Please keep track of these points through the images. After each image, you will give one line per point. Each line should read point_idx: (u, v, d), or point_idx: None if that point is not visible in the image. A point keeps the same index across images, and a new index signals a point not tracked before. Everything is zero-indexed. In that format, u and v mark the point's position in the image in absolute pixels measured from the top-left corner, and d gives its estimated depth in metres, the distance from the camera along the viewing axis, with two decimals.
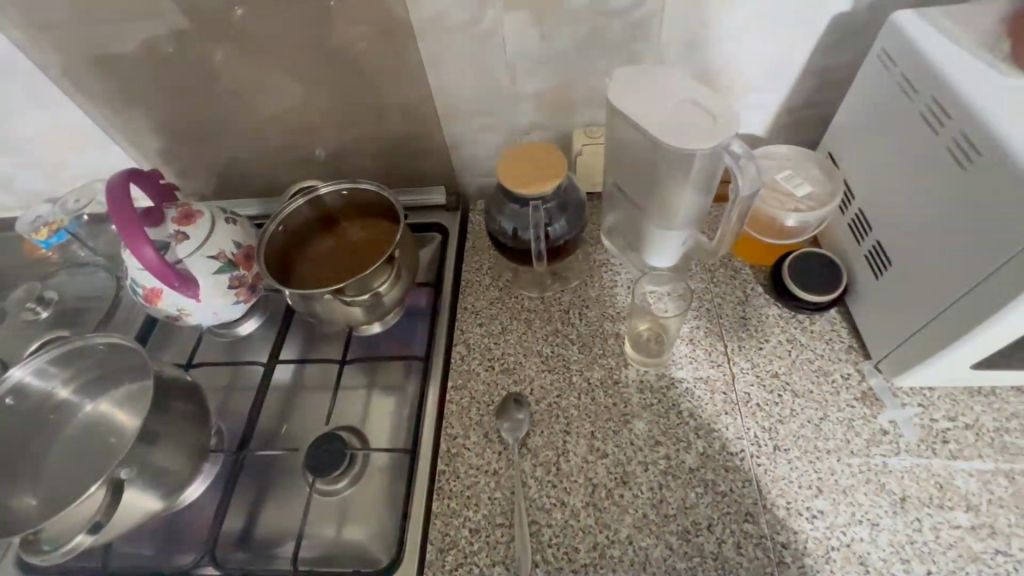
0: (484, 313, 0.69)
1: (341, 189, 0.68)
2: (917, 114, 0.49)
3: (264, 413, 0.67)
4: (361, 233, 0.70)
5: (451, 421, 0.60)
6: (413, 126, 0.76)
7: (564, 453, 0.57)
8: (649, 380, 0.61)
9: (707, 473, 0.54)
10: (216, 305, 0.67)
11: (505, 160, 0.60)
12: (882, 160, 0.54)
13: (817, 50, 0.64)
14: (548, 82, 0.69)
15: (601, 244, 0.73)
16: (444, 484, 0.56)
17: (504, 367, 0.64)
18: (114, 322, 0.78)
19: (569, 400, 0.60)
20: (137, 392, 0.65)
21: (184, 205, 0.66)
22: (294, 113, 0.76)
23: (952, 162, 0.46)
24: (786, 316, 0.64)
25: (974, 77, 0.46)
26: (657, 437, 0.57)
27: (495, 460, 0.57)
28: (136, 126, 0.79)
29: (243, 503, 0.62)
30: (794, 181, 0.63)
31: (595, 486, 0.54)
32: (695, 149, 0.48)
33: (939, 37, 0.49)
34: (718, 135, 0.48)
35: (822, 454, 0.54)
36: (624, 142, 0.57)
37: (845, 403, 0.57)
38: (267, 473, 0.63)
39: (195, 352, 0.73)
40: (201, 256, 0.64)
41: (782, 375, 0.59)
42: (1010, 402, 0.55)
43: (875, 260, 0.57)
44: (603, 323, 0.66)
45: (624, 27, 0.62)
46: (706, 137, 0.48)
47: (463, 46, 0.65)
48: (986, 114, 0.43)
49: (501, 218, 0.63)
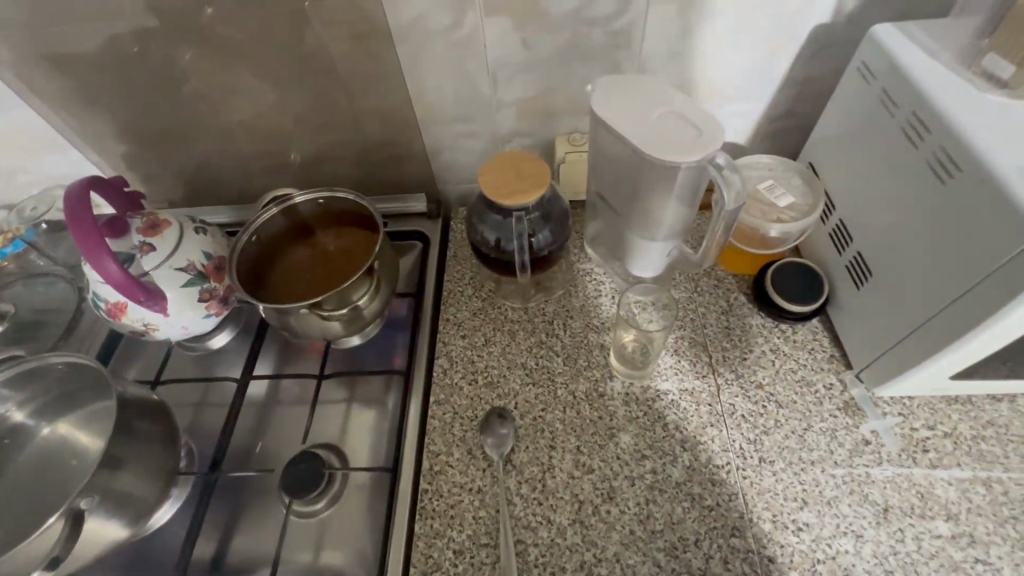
0: (467, 324, 0.67)
1: (317, 198, 0.66)
2: (897, 128, 0.49)
3: (238, 430, 0.65)
4: (339, 242, 0.68)
5: (434, 437, 0.59)
6: (392, 132, 0.74)
7: (549, 469, 0.56)
8: (634, 392, 0.60)
9: (693, 487, 0.54)
10: (185, 319, 0.64)
11: (487, 170, 0.59)
12: (862, 171, 0.55)
13: (797, 61, 0.64)
14: (530, 88, 0.68)
15: (585, 252, 0.72)
16: (427, 503, 0.55)
17: (487, 380, 0.62)
18: (77, 335, 0.75)
19: (555, 414, 0.59)
20: (100, 412, 0.61)
21: (150, 215, 0.63)
22: (267, 118, 0.73)
23: (933, 176, 0.46)
24: (768, 325, 0.64)
25: (953, 93, 0.46)
26: (643, 451, 0.56)
27: (480, 477, 0.56)
28: (98, 129, 0.75)
29: (216, 525, 0.59)
30: (776, 191, 0.63)
31: (581, 503, 0.53)
32: (678, 160, 0.47)
33: (918, 52, 0.49)
34: (704, 148, 0.47)
35: (807, 465, 0.54)
36: (608, 152, 0.56)
37: (828, 413, 0.57)
38: (241, 494, 0.61)
39: (163, 367, 0.69)
40: (168, 269, 0.61)
41: (765, 385, 0.59)
42: (986, 410, 0.56)
43: (855, 271, 0.57)
44: (587, 333, 0.65)
45: (606, 35, 0.62)
46: (692, 150, 0.47)
47: (443, 51, 0.63)
48: (965, 130, 0.44)
49: (483, 226, 0.62)
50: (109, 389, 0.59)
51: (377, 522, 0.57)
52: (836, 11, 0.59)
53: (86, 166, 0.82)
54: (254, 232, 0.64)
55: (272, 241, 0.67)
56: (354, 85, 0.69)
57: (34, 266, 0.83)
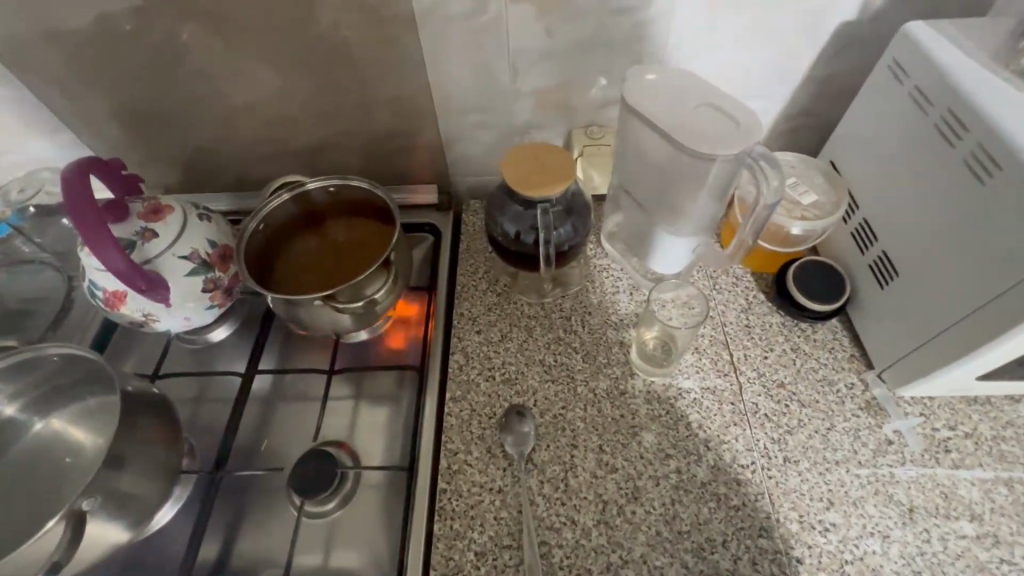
0: (482, 319, 0.65)
1: (329, 186, 0.63)
2: (931, 126, 0.49)
3: (242, 426, 0.62)
4: (349, 233, 0.65)
5: (451, 435, 0.57)
6: (404, 120, 0.72)
7: (572, 469, 0.54)
8: (656, 390, 0.59)
9: (719, 486, 0.53)
10: (187, 310, 0.61)
11: (512, 160, 0.57)
12: (889, 170, 0.54)
13: (820, 58, 0.63)
14: (549, 79, 0.66)
15: (602, 247, 0.71)
16: (445, 504, 0.53)
17: (505, 377, 0.61)
18: (67, 326, 0.71)
19: (575, 413, 0.58)
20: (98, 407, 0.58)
21: (152, 200, 0.60)
22: (274, 103, 0.70)
23: (970, 176, 0.45)
24: (788, 324, 0.63)
25: (992, 92, 0.46)
26: (666, 450, 0.55)
27: (500, 477, 0.54)
28: (92, 109, 0.71)
29: (220, 527, 0.56)
30: (799, 189, 0.62)
31: (606, 503, 0.52)
32: (714, 155, 0.46)
33: (953, 50, 0.49)
34: (741, 142, 0.46)
35: (831, 464, 0.54)
36: (636, 145, 0.55)
37: (850, 413, 0.57)
38: (247, 494, 0.58)
39: (162, 360, 0.66)
40: (172, 257, 0.58)
41: (787, 384, 0.59)
42: (1005, 410, 0.56)
43: (879, 270, 0.57)
44: (605, 330, 0.64)
45: (632, 26, 0.60)
46: (728, 144, 0.46)
47: (462, 38, 0.61)
48: (1005, 129, 0.43)
49: (503, 218, 0.60)
50: (110, 382, 0.56)
51: (392, 523, 0.55)
52: (863, 10, 0.58)
53: (79, 149, 0.78)
54: (262, 220, 0.62)
55: (280, 230, 0.64)
56: (367, 71, 0.66)
57: (21, 253, 0.78)
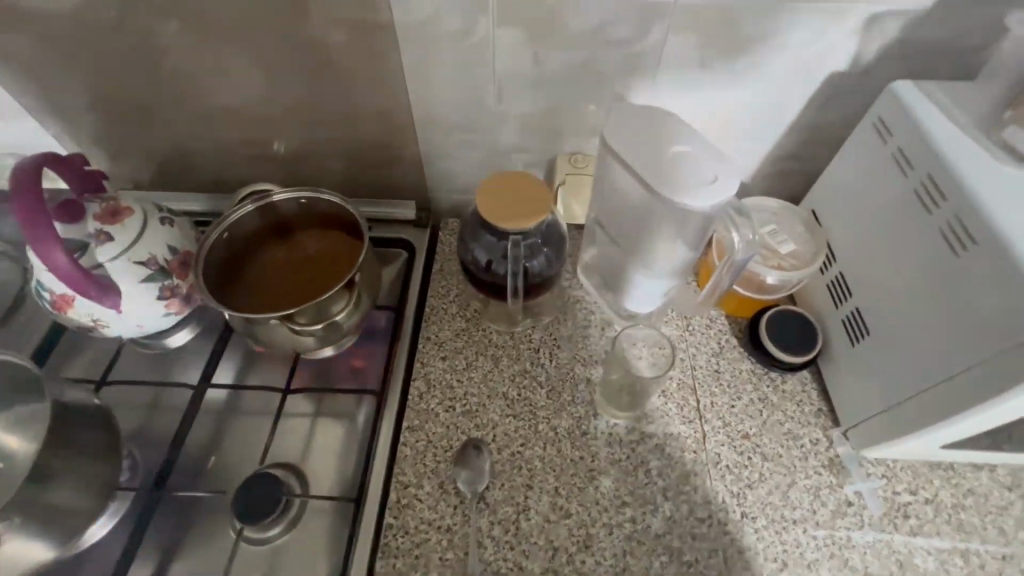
0: (449, 345, 0.64)
1: (299, 197, 0.61)
2: (910, 189, 0.48)
3: (189, 440, 0.59)
4: (318, 246, 0.63)
5: (404, 466, 0.55)
6: (385, 134, 0.70)
7: (525, 511, 0.53)
8: (619, 433, 0.57)
9: (673, 539, 0.51)
10: (140, 316, 0.58)
11: (487, 189, 0.55)
12: (869, 228, 0.54)
13: (809, 106, 0.63)
14: (535, 105, 0.64)
15: (577, 279, 0.69)
16: (390, 539, 0.51)
17: (465, 409, 0.59)
18: (17, 322, 0.68)
19: (534, 451, 0.56)
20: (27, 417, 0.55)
21: (112, 200, 0.57)
22: (252, 106, 0.68)
23: (945, 245, 0.45)
24: (758, 372, 0.62)
25: (971, 161, 0.45)
26: (622, 497, 0.54)
27: (450, 515, 0.52)
28: (62, 98, 0.68)
29: (156, 546, 0.54)
30: (778, 237, 0.61)
31: (556, 550, 0.50)
32: (678, 202, 0.45)
33: (937, 114, 0.48)
34: (711, 193, 0.44)
35: (788, 524, 0.53)
36: (615, 183, 0.53)
37: (813, 470, 0.56)
38: (186, 513, 0.55)
39: (112, 364, 0.64)
40: (126, 261, 0.55)
41: (752, 436, 0.58)
42: (968, 477, 0.56)
43: (852, 327, 0.56)
44: (573, 366, 0.63)
45: (624, 58, 0.59)
46: (697, 193, 0.45)
47: (449, 58, 0.60)
48: (982, 202, 0.42)
49: (475, 245, 0.59)
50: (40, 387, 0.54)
51: (332, 555, 0.52)
52: (854, 61, 0.58)
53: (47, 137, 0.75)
54: (227, 227, 0.60)
55: (246, 238, 0.62)
56: (350, 82, 0.64)
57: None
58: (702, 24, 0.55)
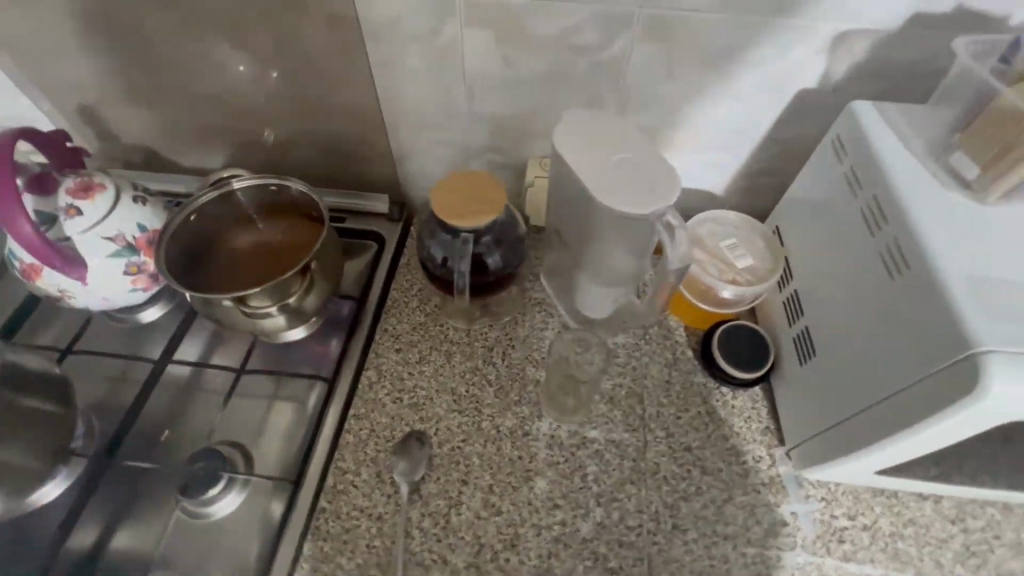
0: (404, 338, 0.65)
1: (268, 184, 0.63)
2: (858, 211, 0.48)
3: (142, 415, 0.60)
4: (284, 234, 0.65)
5: (344, 453, 0.56)
6: (360, 128, 0.71)
7: (456, 505, 0.53)
8: (560, 436, 0.58)
9: (599, 545, 0.52)
10: (104, 290, 0.60)
11: (442, 189, 0.56)
12: (822, 248, 0.53)
13: (779, 122, 0.62)
14: (505, 107, 0.65)
15: (539, 282, 0.69)
16: (321, 523, 0.52)
17: (412, 401, 0.60)
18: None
19: (473, 448, 0.57)
20: None
21: (86, 176, 0.59)
22: (232, 93, 0.69)
23: (883, 269, 0.44)
24: (709, 387, 0.62)
25: (915, 186, 0.44)
26: (555, 499, 0.54)
27: (382, 504, 0.53)
28: (49, 77, 0.70)
29: (99, 516, 0.54)
30: (736, 251, 0.61)
31: (482, 546, 0.51)
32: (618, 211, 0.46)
33: (891, 136, 0.48)
34: (649, 204, 0.45)
35: (719, 539, 0.52)
36: (568, 189, 0.53)
37: (750, 488, 0.55)
38: (132, 486, 0.56)
39: (80, 336, 0.66)
40: (94, 236, 0.58)
41: (694, 448, 0.57)
42: (910, 507, 0.55)
43: (801, 346, 0.56)
44: (524, 366, 0.63)
45: (591, 65, 0.59)
46: (637, 203, 0.46)
47: (420, 56, 0.60)
48: (919, 229, 0.42)
49: (432, 243, 0.59)
50: None
51: (265, 537, 0.53)
52: (823, 79, 0.57)
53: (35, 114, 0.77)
54: (198, 210, 0.61)
55: (214, 221, 0.63)
56: (325, 75, 0.65)
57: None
58: (668, 34, 0.55)
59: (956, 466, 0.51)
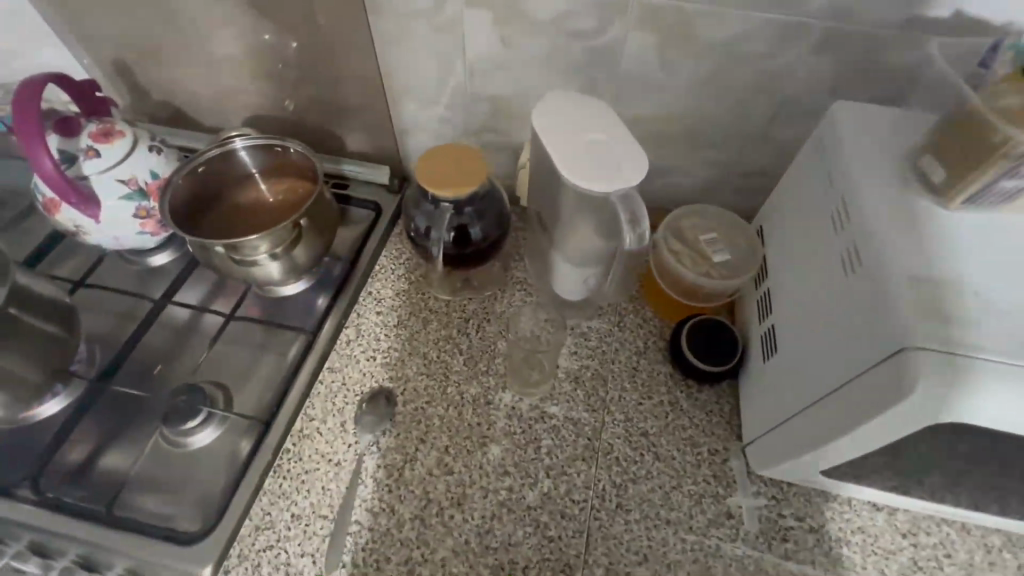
0: (387, 302, 0.68)
1: (273, 146, 0.67)
2: (829, 212, 0.48)
3: (138, 349, 0.65)
4: (286, 194, 0.68)
5: (314, 402, 0.60)
6: (365, 99, 0.73)
7: (412, 461, 0.56)
8: (520, 409, 0.59)
9: (542, 514, 0.53)
10: (116, 230, 0.65)
11: (428, 159, 0.58)
12: (795, 247, 0.53)
13: (772, 121, 0.62)
14: (503, 88, 0.67)
15: (523, 262, 0.71)
16: (284, 462, 0.56)
17: (385, 361, 0.63)
18: (25, 226, 0.76)
19: (435, 410, 0.59)
20: None
21: (108, 123, 0.64)
22: (246, 59, 0.72)
23: (842, 270, 0.45)
24: (676, 378, 0.62)
25: (882, 191, 0.45)
26: (506, 466, 0.56)
27: (343, 452, 0.57)
28: (85, 32, 0.75)
29: (87, 435, 0.59)
30: (715, 245, 0.63)
31: (429, 501, 0.54)
32: (575, 183, 0.48)
33: (868, 141, 0.48)
34: (606, 182, 0.47)
35: (661, 522, 0.53)
36: (547, 168, 0.55)
37: (701, 478, 0.56)
38: (120, 412, 0.60)
39: (92, 271, 0.71)
40: (109, 178, 0.62)
41: (650, 434, 0.58)
42: (862, 515, 0.54)
43: (766, 343, 0.56)
44: (496, 340, 0.64)
45: (585, 50, 0.60)
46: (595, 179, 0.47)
47: (423, 31, 0.63)
48: (876, 233, 0.43)
49: (417, 213, 0.62)
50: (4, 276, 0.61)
51: (232, 471, 0.56)
52: (817, 79, 0.57)
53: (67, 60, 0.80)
54: (206, 161, 0.65)
55: (221, 176, 0.67)
56: (333, 45, 0.68)
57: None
58: (662, 25, 0.56)
59: (915, 480, 0.48)
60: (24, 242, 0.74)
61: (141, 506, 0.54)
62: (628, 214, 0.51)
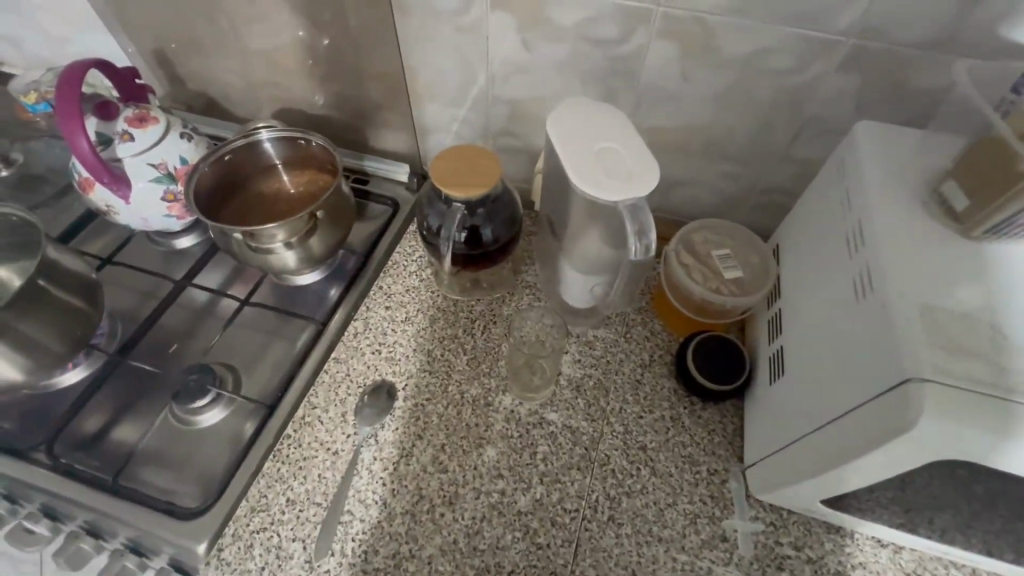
0: (396, 297, 0.69)
1: (297, 139, 0.69)
2: (845, 234, 0.47)
3: (156, 327, 0.67)
4: (306, 186, 0.70)
5: (318, 391, 0.61)
6: (390, 98, 0.75)
7: (408, 456, 0.57)
8: (519, 413, 0.59)
9: (532, 520, 0.53)
10: (144, 212, 0.68)
11: (442, 157, 0.59)
12: (810, 268, 0.52)
13: (795, 137, 0.61)
14: (525, 92, 0.67)
15: (534, 267, 0.71)
16: (284, 448, 0.57)
17: (389, 356, 0.63)
18: (63, 203, 0.80)
19: (435, 407, 0.60)
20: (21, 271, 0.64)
21: (143, 109, 0.66)
22: (276, 54, 0.74)
23: (853, 294, 0.44)
24: (679, 393, 0.61)
25: (900, 215, 0.43)
26: (500, 469, 0.56)
27: (341, 442, 0.57)
28: (129, 23, 0.78)
29: (101, 406, 0.61)
30: (728, 262, 0.62)
31: (421, 497, 0.54)
32: (579, 186, 0.48)
33: (888, 164, 0.47)
34: (609, 188, 0.47)
35: (652, 539, 0.52)
36: (560, 174, 0.55)
37: (697, 497, 0.55)
38: (134, 386, 0.63)
39: (119, 249, 0.74)
40: (141, 161, 0.65)
41: (648, 449, 0.57)
42: (864, 551, 0.52)
43: (774, 364, 0.54)
44: (500, 342, 0.65)
45: (608, 59, 0.60)
46: (599, 185, 0.47)
47: (448, 33, 0.64)
48: (891, 257, 0.41)
49: (430, 212, 0.62)
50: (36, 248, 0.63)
51: (234, 452, 0.57)
52: (843, 97, 0.55)
53: (111, 48, 0.84)
54: (232, 150, 0.67)
55: (246, 166, 0.69)
56: (360, 45, 0.69)
57: (42, 130, 0.88)
58: (685, 36, 0.55)
59: (924, 518, 0.46)
60: (60, 218, 0.78)
61: (146, 479, 0.56)
62: (636, 224, 0.51)
